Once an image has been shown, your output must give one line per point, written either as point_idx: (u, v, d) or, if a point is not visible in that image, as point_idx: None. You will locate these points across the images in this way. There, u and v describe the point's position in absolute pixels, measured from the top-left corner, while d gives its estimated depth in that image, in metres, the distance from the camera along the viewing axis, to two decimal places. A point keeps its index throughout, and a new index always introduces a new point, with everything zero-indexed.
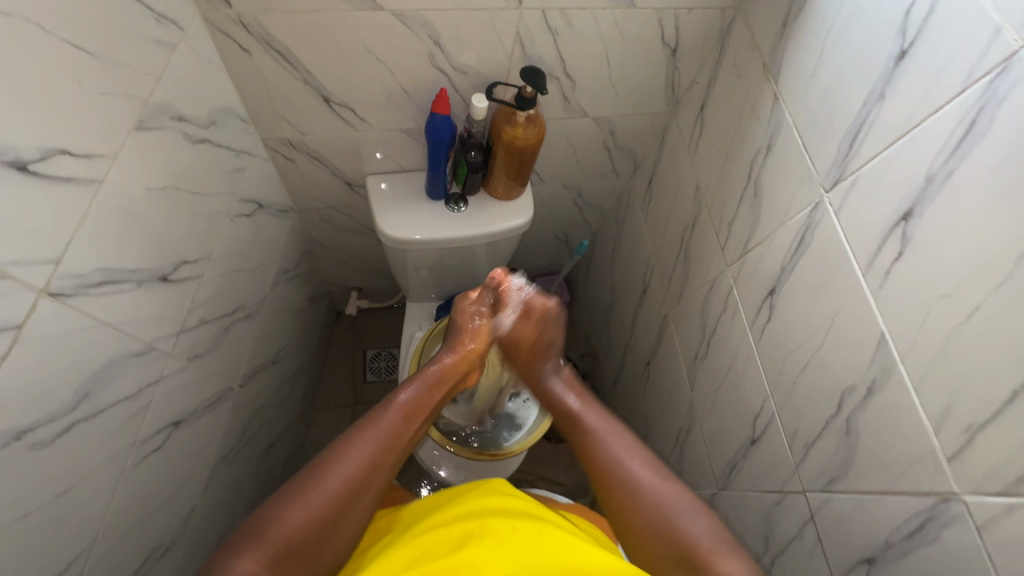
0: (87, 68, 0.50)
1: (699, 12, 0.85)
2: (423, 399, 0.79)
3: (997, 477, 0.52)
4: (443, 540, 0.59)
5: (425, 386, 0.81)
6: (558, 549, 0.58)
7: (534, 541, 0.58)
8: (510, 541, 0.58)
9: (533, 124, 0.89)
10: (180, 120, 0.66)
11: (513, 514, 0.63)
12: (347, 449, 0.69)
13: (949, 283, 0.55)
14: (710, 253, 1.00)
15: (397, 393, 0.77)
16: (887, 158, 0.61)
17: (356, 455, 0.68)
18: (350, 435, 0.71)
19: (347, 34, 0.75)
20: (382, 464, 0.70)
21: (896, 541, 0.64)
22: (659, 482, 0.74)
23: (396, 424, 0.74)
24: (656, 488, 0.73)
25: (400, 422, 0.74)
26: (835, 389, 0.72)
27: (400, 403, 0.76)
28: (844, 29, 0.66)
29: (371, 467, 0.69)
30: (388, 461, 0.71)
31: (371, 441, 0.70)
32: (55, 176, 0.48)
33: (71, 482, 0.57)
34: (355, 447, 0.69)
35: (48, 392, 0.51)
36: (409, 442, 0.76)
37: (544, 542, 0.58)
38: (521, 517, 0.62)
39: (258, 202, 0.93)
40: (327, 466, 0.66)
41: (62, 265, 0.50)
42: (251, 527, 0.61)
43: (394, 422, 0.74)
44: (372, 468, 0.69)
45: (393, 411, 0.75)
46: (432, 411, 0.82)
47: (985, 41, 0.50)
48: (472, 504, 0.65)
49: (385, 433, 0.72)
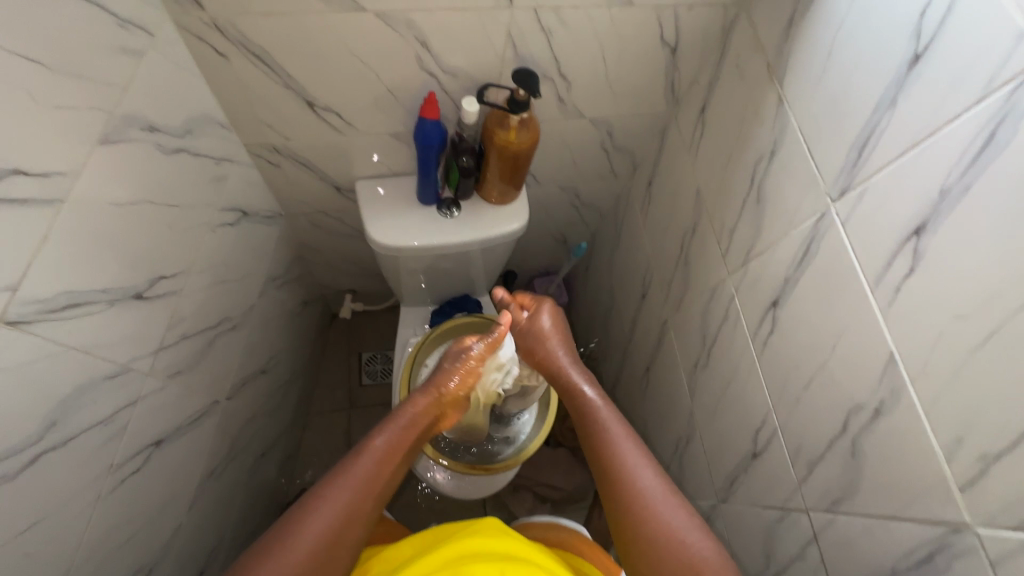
0: (42, 82, 0.47)
1: (700, 10, 0.81)
2: (399, 442, 0.74)
3: (1012, 511, 0.49)
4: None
5: (400, 428, 0.75)
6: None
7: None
8: None
9: (527, 128, 0.86)
10: (152, 131, 0.63)
11: (506, 561, 0.60)
12: (320, 503, 0.64)
13: (964, 304, 0.52)
14: (710, 260, 0.97)
15: (371, 437, 0.71)
16: (899, 169, 0.58)
17: (331, 508, 0.63)
18: (324, 485, 0.66)
19: (329, 36, 0.71)
20: (357, 516, 0.65)
21: (903, 569, 0.62)
22: (664, 498, 0.69)
23: (373, 470, 0.68)
24: (660, 503, 0.69)
25: (376, 469, 0.69)
26: (841, 407, 0.69)
27: (374, 448, 0.71)
28: (853, 30, 0.62)
29: (345, 521, 0.64)
30: (364, 513, 0.66)
31: (344, 491, 0.65)
32: (9, 197, 0.45)
33: (44, 513, 0.55)
34: (328, 501, 0.64)
35: (11, 425, 0.49)
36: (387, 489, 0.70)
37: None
38: (513, 561, 0.60)
39: (242, 209, 0.90)
40: (299, 524, 0.61)
41: (20, 291, 0.47)
42: None
43: (367, 468, 0.68)
44: (347, 522, 0.64)
45: (367, 457, 0.69)
46: (408, 454, 0.76)
47: (1008, 46, 0.47)
48: (462, 543, 0.63)
49: (361, 483, 0.67)
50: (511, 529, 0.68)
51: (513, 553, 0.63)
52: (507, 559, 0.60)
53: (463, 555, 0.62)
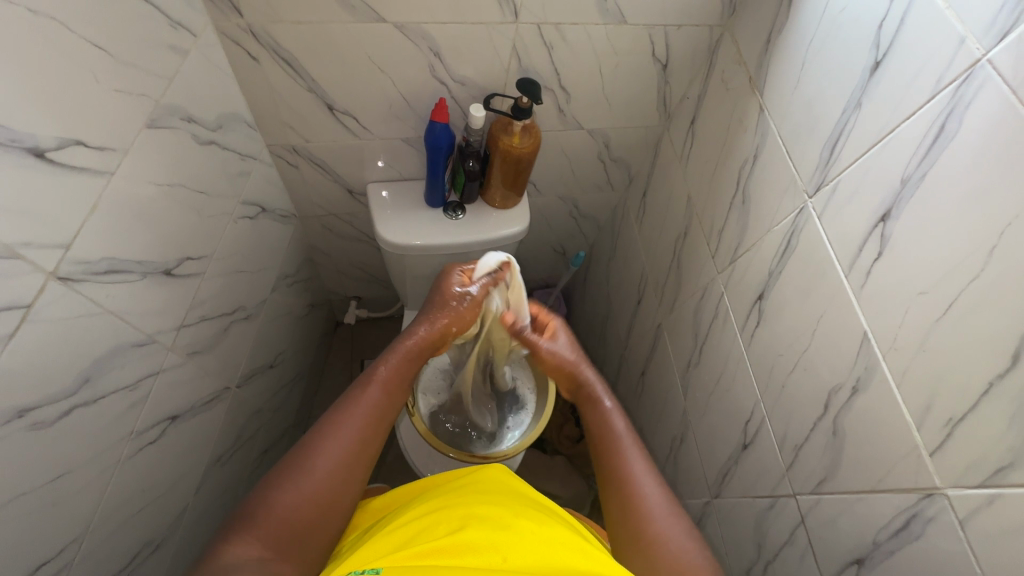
0: (104, 67, 0.54)
1: (688, 30, 0.89)
2: (403, 372, 0.78)
3: (975, 470, 0.53)
4: (441, 519, 0.61)
5: (404, 358, 0.79)
6: (555, 535, 0.60)
7: (533, 528, 0.60)
8: (511, 524, 0.60)
9: (529, 134, 0.93)
10: (189, 122, 0.70)
11: (513, 501, 0.65)
12: (330, 431, 0.68)
13: (926, 281, 0.57)
14: (701, 262, 1.02)
15: (373, 370, 0.75)
16: (866, 162, 0.64)
17: (343, 434, 0.68)
18: (332, 414, 0.71)
19: (351, 44, 0.79)
20: (368, 441, 0.70)
21: (883, 541, 0.64)
22: (664, 507, 0.69)
23: (377, 399, 0.73)
24: (659, 514, 0.68)
25: (381, 399, 0.74)
26: (821, 390, 0.73)
27: (380, 377, 0.75)
28: (822, 43, 0.70)
29: (356, 445, 0.69)
30: (374, 437, 0.71)
31: (353, 419, 0.70)
32: (69, 165, 0.52)
33: (68, 466, 0.58)
34: (339, 428, 0.69)
35: (49, 374, 0.53)
36: (392, 415, 0.75)
37: (543, 530, 0.61)
38: (521, 505, 0.64)
39: (261, 206, 0.96)
40: (313, 448, 0.66)
41: (70, 251, 0.53)
42: (241, 517, 0.60)
43: (373, 398, 0.73)
44: (359, 446, 0.69)
45: (371, 388, 0.74)
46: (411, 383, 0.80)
47: (952, 50, 0.53)
48: (471, 488, 0.67)
49: (368, 410, 0.72)
50: (514, 479, 0.72)
51: (516, 492, 0.68)
52: (515, 500, 0.65)
53: (470, 492, 0.66)
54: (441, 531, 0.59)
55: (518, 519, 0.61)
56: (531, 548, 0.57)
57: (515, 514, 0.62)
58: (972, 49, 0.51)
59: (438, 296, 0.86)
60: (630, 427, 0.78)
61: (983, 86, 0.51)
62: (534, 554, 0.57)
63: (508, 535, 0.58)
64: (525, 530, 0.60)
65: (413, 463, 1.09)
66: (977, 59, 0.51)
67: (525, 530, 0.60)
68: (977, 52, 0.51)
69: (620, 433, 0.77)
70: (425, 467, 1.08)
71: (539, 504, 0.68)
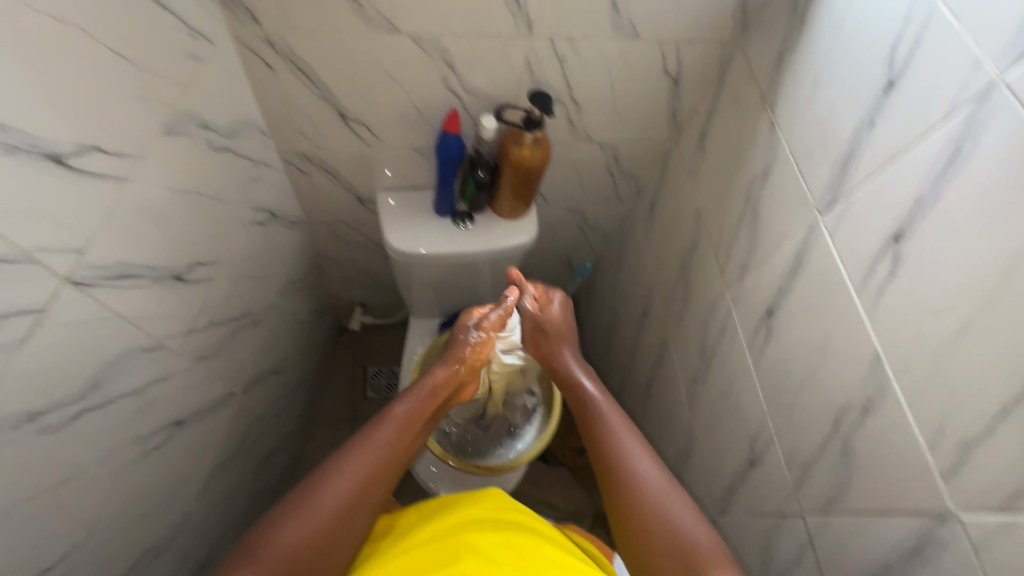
0: (124, 73, 0.54)
1: (699, 45, 0.90)
2: (418, 411, 0.79)
3: (991, 494, 0.52)
4: (442, 554, 0.59)
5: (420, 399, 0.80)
6: (558, 574, 0.58)
7: (534, 567, 0.58)
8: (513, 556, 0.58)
9: (540, 146, 0.92)
10: (205, 128, 0.70)
11: (516, 528, 0.63)
12: (343, 466, 0.68)
13: (940, 302, 0.57)
14: (709, 276, 1.02)
15: (391, 409, 0.76)
16: (878, 181, 0.64)
17: (353, 467, 0.68)
18: (347, 449, 0.71)
19: (366, 55, 0.80)
20: (375, 483, 0.69)
21: (894, 564, 0.63)
22: (666, 484, 0.72)
23: (392, 439, 0.73)
24: (662, 489, 0.71)
25: (395, 439, 0.74)
26: (832, 408, 0.72)
27: (396, 415, 0.76)
28: (835, 61, 0.70)
29: (365, 486, 0.68)
30: (383, 479, 0.70)
31: (367, 456, 0.70)
32: (85, 169, 0.52)
33: (75, 470, 0.58)
34: (351, 464, 0.69)
35: (58, 378, 0.53)
36: (404, 461, 0.75)
37: (543, 571, 0.58)
38: (523, 533, 0.63)
39: (271, 212, 0.96)
40: (324, 483, 0.66)
41: (84, 255, 0.53)
42: (246, 546, 0.60)
43: (388, 435, 0.74)
44: (367, 488, 0.68)
45: (387, 427, 0.74)
46: (425, 428, 0.81)
47: (967, 71, 0.54)
48: (472, 514, 0.66)
49: (381, 450, 0.72)
50: (518, 503, 0.70)
51: (520, 522, 0.65)
52: (518, 527, 0.64)
53: (474, 522, 0.64)
54: (442, 567, 0.57)
55: (520, 559, 0.58)
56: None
57: (517, 551, 0.59)
58: (988, 72, 0.51)
59: (454, 341, 0.91)
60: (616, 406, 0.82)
61: (998, 108, 0.50)
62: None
63: (507, 574, 0.56)
64: (525, 571, 0.57)
65: (417, 473, 1.08)
66: (993, 81, 0.51)
67: (527, 571, 0.57)
68: (992, 74, 0.51)
69: (603, 411, 0.81)
70: (428, 478, 1.08)
71: (543, 533, 0.65)
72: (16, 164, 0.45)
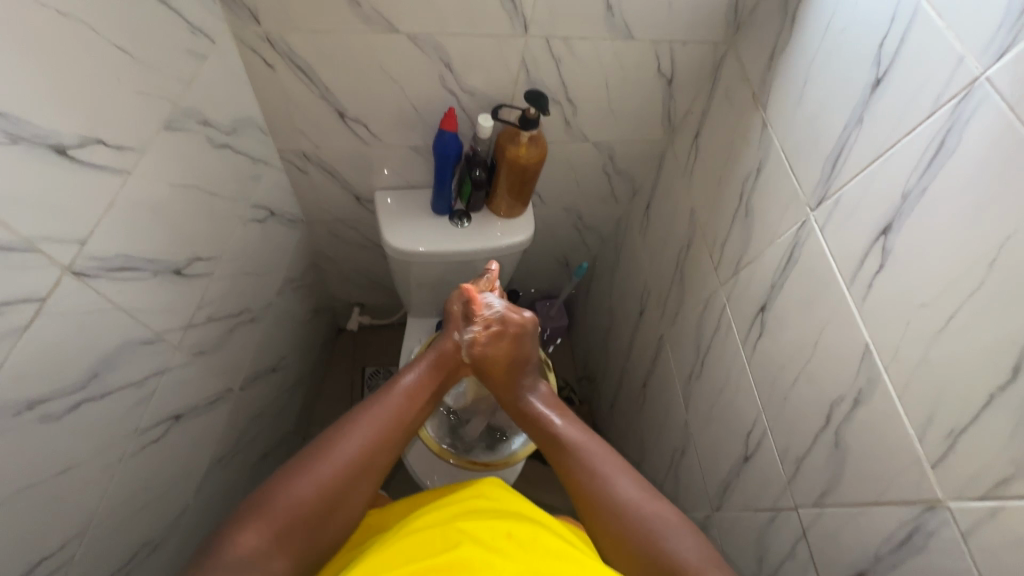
0: (127, 69, 0.56)
1: (693, 46, 0.91)
2: (425, 382, 0.83)
3: (978, 481, 0.53)
4: (436, 536, 0.59)
5: (429, 370, 0.84)
6: (551, 564, 0.57)
7: (525, 548, 0.58)
8: (504, 544, 0.58)
9: (536, 144, 0.94)
10: (205, 125, 0.72)
11: (508, 516, 0.64)
12: (354, 426, 0.72)
13: (928, 293, 0.58)
14: (704, 274, 1.03)
15: (403, 377, 0.80)
16: (868, 176, 0.65)
17: (360, 429, 0.72)
18: (359, 411, 0.75)
19: (365, 54, 0.81)
20: (383, 443, 0.73)
21: (885, 554, 0.64)
22: (646, 501, 0.70)
23: (402, 404, 0.78)
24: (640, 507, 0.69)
25: (406, 404, 0.78)
26: (824, 401, 0.73)
27: (404, 385, 0.80)
28: (824, 60, 0.71)
29: (373, 446, 0.71)
30: (391, 441, 0.74)
31: (377, 419, 0.74)
32: (89, 161, 0.53)
33: (74, 460, 0.59)
34: (362, 426, 0.72)
35: (59, 368, 0.54)
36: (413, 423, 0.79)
37: (534, 553, 0.58)
38: (515, 521, 0.63)
39: (270, 210, 0.97)
40: (335, 441, 0.70)
41: (85, 246, 0.54)
42: (255, 502, 0.63)
43: (396, 402, 0.77)
44: (377, 446, 0.72)
45: (394, 395, 0.78)
46: (434, 396, 0.85)
47: (951, 68, 0.55)
48: (465, 503, 0.66)
49: (391, 414, 0.76)
50: (512, 492, 0.71)
51: (515, 509, 0.66)
52: (511, 515, 0.64)
53: (467, 510, 0.65)
54: (435, 549, 0.58)
55: (514, 546, 0.58)
56: (522, 569, 0.55)
57: (512, 539, 0.59)
58: (971, 68, 0.53)
59: (451, 317, 0.93)
60: (583, 430, 0.80)
61: (982, 103, 0.52)
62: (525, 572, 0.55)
63: (500, 558, 0.56)
64: (516, 552, 0.58)
65: (413, 471, 1.09)
66: (975, 77, 0.52)
67: (517, 552, 0.58)
68: (975, 70, 0.52)
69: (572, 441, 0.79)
70: (424, 475, 1.09)
71: (537, 520, 0.66)
72: (19, 152, 0.45)
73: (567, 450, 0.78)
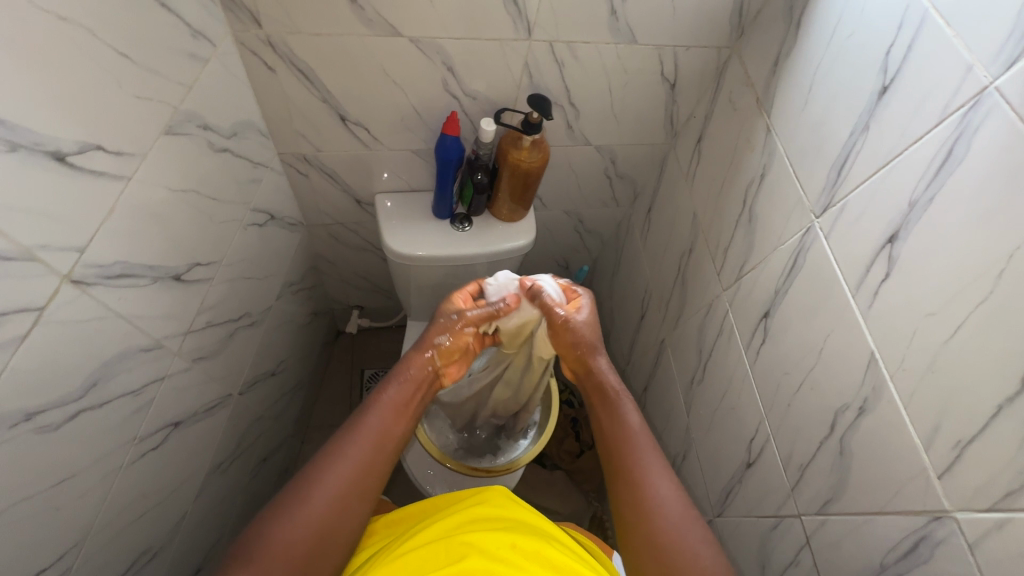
0: (127, 74, 0.55)
1: (697, 50, 0.91)
2: (404, 399, 0.77)
3: (985, 493, 0.53)
4: (440, 549, 0.59)
5: (404, 388, 0.77)
6: None
7: (530, 560, 0.58)
8: (509, 556, 0.57)
9: (538, 148, 0.93)
10: (205, 129, 0.71)
11: (513, 526, 0.63)
12: (333, 457, 0.68)
13: (935, 303, 0.57)
14: (706, 279, 1.02)
15: (379, 393, 0.75)
16: (874, 184, 0.65)
17: (343, 459, 0.68)
18: (338, 437, 0.71)
19: (366, 57, 0.80)
20: (369, 472, 0.69)
21: (890, 563, 0.64)
22: (683, 514, 0.68)
23: (379, 428, 0.72)
24: (675, 517, 0.67)
25: (386, 423, 0.73)
26: (828, 409, 0.72)
27: (380, 405, 0.74)
28: (830, 67, 0.71)
29: (357, 475, 0.68)
30: (377, 468, 0.70)
31: (357, 446, 0.70)
32: (89, 168, 0.52)
33: (72, 470, 0.58)
34: (342, 455, 0.68)
35: (58, 378, 0.53)
36: (399, 440, 0.74)
37: (540, 565, 0.58)
38: (520, 531, 0.62)
39: (270, 213, 0.96)
40: (312, 480, 0.66)
41: (85, 254, 0.53)
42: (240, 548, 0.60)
43: (375, 425, 0.72)
44: (359, 475, 0.68)
45: (372, 416, 0.73)
46: (418, 408, 0.79)
47: (959, 77, 0.55)
48: (469, 512, 0.65)
49: (371, 436, 0.71)
50: (516, 501, 0.70)
51: (519, 519, 0.66)
52: (515, 525, 0.63)
53: (472, 520, 0.64)
54: (439, 563, 0.57)
55: (520, 558, 0.58)
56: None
57: (517, 550, 0.59)
58: (980, 77, 0.53)
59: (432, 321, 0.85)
60: (643, 425, 0.76)
61: (991, 112, 0.52)
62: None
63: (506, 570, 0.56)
64: (521, 564, 0.57)
65: (413, 476, 1.08)
66: (984, 86, 0.52)
67: (523, 564, 0.57)
68: (984, 79, 0.52)
69: (632, 432, 0.75)
70: (424, 480, 1.08)
71: (542, 530, 0.65)
72: (18, 159, 0.45)
73: (623, 440, 0.75)
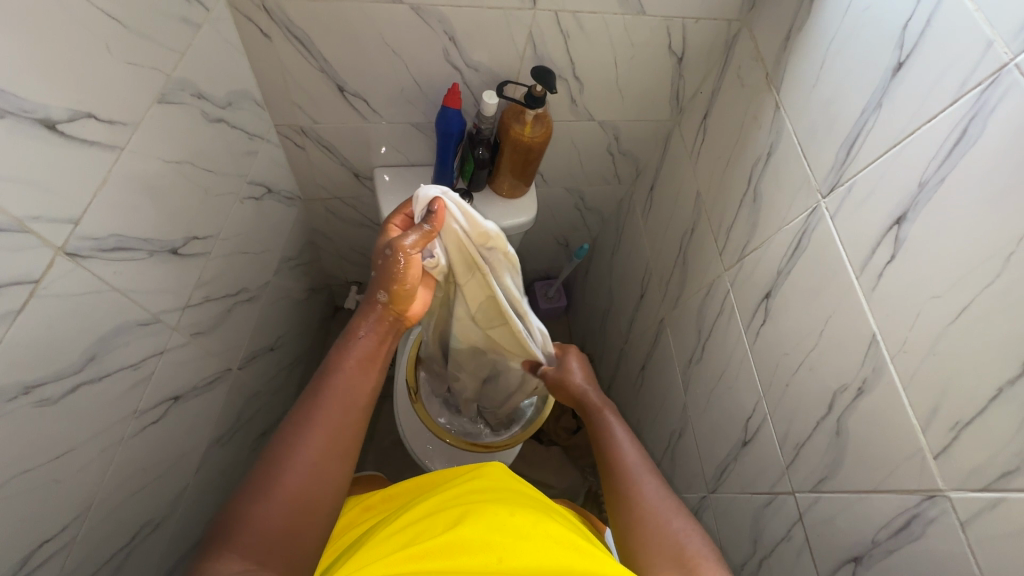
0: (118, 39, 0.53)
1: (705, 23, 0.88)
2: (369, 353, 0.70)
3: (980, 473, 0.53)
4: (437, 521, 0.59)
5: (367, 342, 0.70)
6: (554, 542, 0.57)
7: (526, 529, 0.58)
8: (506, 525, 0.58)
9: (541, 123, 0.91)
10: (199, 98, 0.69)
11: (509, 499, 0.63)
12: (302, 427, 0.62)
13: (939, 285, 0.57)
14: (707, 257, 1.02)
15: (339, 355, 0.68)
16: (883, 163, 0.64)
17: (313, 425, 0.62)
18: (298, 413, 0.64)
19: (365, 25, 0.77)
20: (342, 433, 0.63)
21: (882, 540, 0.65)
22: (661, 500, 0.66)
23: (347, 388, 0.66)
24: (657, 502, 0.65)
25: (351, 384, 0.66)
26: (826, 389, 0.73)
27: (345, 364, 0.68)
28: (843, 43, 0.69)
29: (331, 438, 0.62)
30: (350, 424, 0.64)
31: (327, 410, 0.63)
32: (81, 137, 0.51)
33: (72, 444, 0.58)
34: (307, 424, 0.62)
35: (57, 351, 0.53)
36: (370, 400, 0.68)
37: (536, 531, 0.58)
38: (517, 504, 0.62)
39: (267, 186, 0.94)
40: (284, 451, 0.60)
41: (79, 227, 0.52)
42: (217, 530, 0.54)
43: (343, 385, 0.66)
44: (334, 437, 0.62)
45: (337, 377, 0.66)
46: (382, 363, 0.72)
47: (978, 53, 0.53)
48: (465, 487, 0.66)
49: (337, 399, 0.65)
50: (514, 476, 0.71)
51: (516, 492, 0.66)
52: (512, 497, 0.64)
53: (470, 492, 0.65)
54: (437, 532, 0.57)
55: (517, 525, 0.58)
56: (520, 544, 0.55)
57: (516, 519, 0.59)
58: (999, 54, 0.51)
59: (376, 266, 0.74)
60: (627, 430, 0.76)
61: (1010, 90, 0.50)
62: (528, 557, 0.54)
63: (503, 535, 0.56)
64: (516, 530, 0.57)
65: (413, 452, 1.09)
66: (1003, 63, 0.51)
67: (519, 531, 0.57)
68: (1004, 56, 0.51)
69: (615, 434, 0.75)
70: (423, 456, 1.09)
71: (538, 502, 0.66)
72: (6, 128, 0.43)
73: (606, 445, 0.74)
